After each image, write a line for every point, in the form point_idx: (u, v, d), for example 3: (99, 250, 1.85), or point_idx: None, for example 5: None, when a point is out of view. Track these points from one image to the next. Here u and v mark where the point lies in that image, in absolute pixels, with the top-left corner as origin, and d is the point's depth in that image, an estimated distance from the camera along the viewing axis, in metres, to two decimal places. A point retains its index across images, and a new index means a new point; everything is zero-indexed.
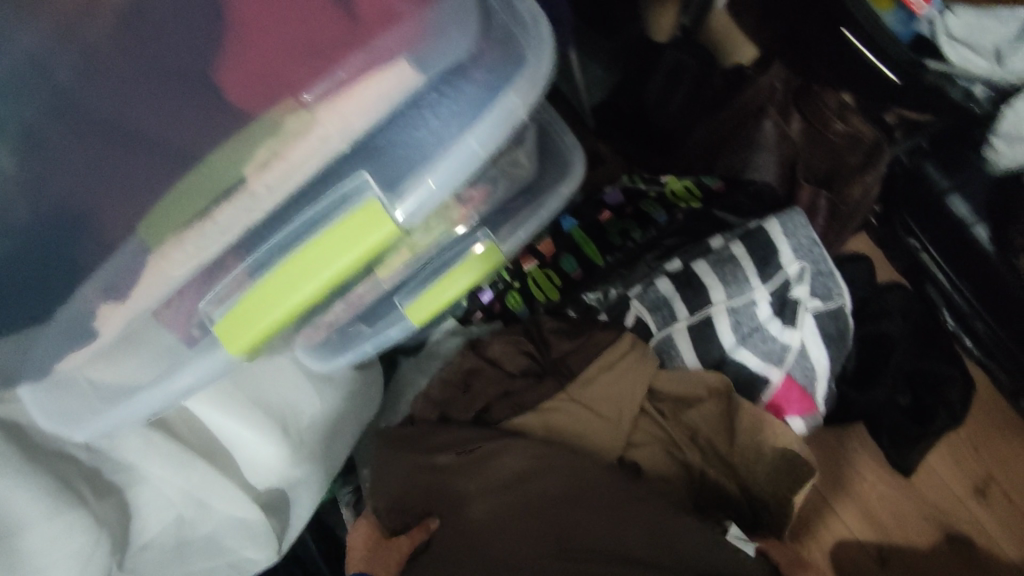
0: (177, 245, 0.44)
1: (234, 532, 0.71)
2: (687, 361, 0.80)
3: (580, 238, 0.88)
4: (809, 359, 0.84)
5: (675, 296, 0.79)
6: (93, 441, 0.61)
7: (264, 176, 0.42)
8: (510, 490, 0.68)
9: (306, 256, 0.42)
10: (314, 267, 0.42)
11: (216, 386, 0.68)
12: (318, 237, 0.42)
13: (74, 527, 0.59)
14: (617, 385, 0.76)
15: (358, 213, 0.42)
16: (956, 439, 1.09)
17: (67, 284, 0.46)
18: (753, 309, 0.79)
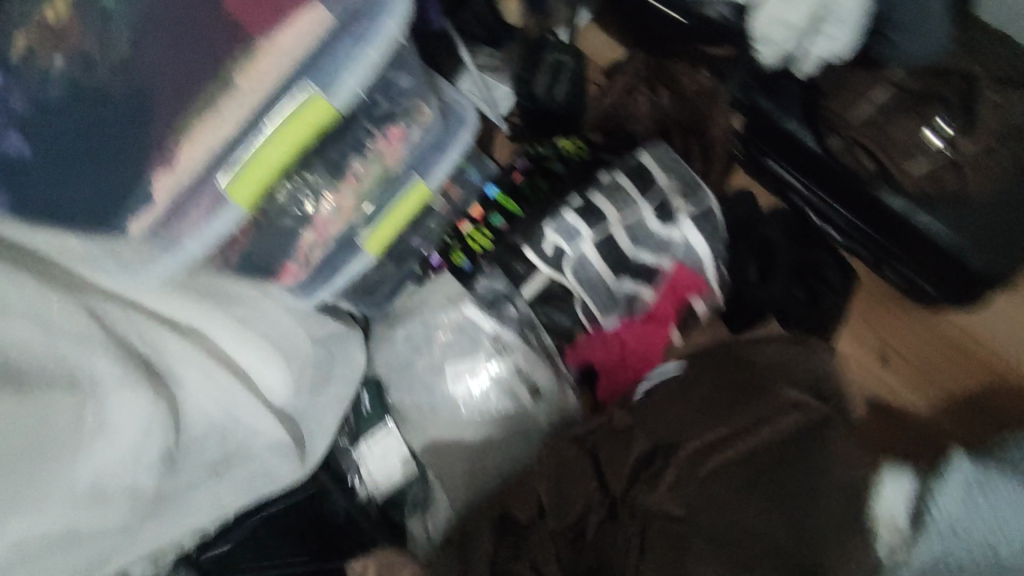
0: (200, 131, 0.62)
1: (263, 445, 0.83)
2: (598, 270, 1.01)
3: (501, 198, 1.08)
4: (695, 249, 1.02)
5: (579, 221, 1.02)
6: (144, 336, 0.72)
7: (251, 77, 0.62)
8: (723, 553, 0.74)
9: (275, 136, 0.63)
10: (280, 142, 0.64)
11: (221, 311, 0.80)
12: (282, 124, 0.63)
13: (143, 397, 0.68)
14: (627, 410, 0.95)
15: (306, 103, 0.64)
16: (853, 321, 1.32)
17: (128, 160, 0.62)
18: (640, 220, 1.02)
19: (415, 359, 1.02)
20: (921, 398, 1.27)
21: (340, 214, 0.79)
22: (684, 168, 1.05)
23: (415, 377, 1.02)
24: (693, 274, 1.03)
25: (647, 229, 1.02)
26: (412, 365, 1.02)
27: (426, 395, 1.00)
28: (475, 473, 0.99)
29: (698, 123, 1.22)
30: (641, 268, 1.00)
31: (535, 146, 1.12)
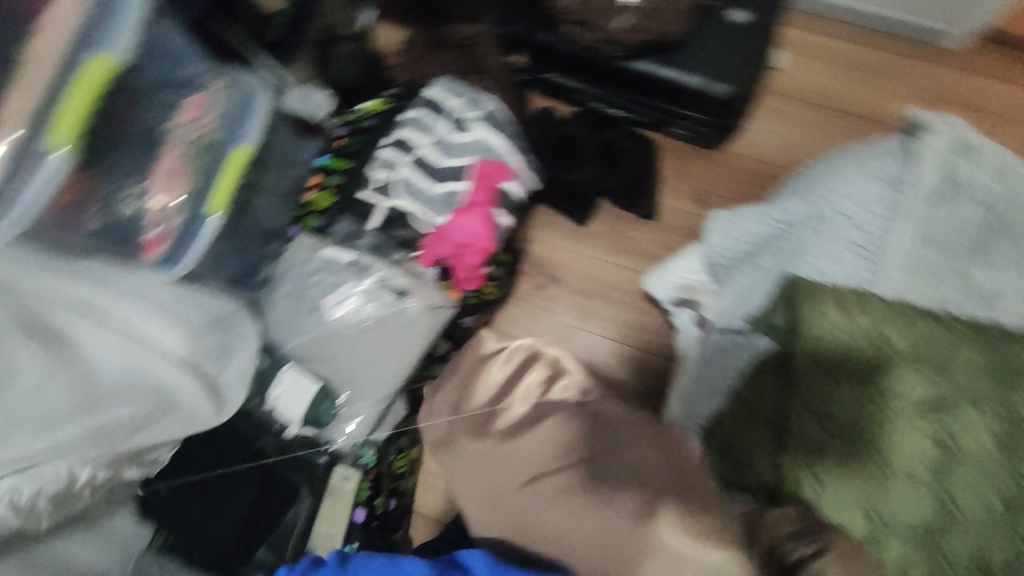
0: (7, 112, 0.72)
1: (178, 394, 0.99)
2: (424, 183, 1.22)
3: (332, 160, 1.28)
4: (493, 145, 1.26)
5: (395, 153, 1.24)
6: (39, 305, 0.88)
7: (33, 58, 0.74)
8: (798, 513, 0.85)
9: (78, 92, 0.76)
10: (86, 96, 0.76)
11: (109, 281, 0.95)
12: (81, 81, 0.76)
13: (40, 358, 0.86)
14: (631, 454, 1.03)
15: (95, 62, 0.76)
16: (669, 180, 1.57)
17: None
18: (443, 137, 1.25)
19: (298, 306, 1.19)
20: None
21: (177, 180, 0.96)
22: (464, 90, 1.30)
23: (302, 321, 1.18)
24: (498, 163, 1.25)
25: (448, 141, 1.25)
26: (297, 311, 1.19)
27: (315, 329, 1.17)
28: (376, 373, 1.14)
29: (478, 62, 1.46)
30: (453, 170, 1.22)
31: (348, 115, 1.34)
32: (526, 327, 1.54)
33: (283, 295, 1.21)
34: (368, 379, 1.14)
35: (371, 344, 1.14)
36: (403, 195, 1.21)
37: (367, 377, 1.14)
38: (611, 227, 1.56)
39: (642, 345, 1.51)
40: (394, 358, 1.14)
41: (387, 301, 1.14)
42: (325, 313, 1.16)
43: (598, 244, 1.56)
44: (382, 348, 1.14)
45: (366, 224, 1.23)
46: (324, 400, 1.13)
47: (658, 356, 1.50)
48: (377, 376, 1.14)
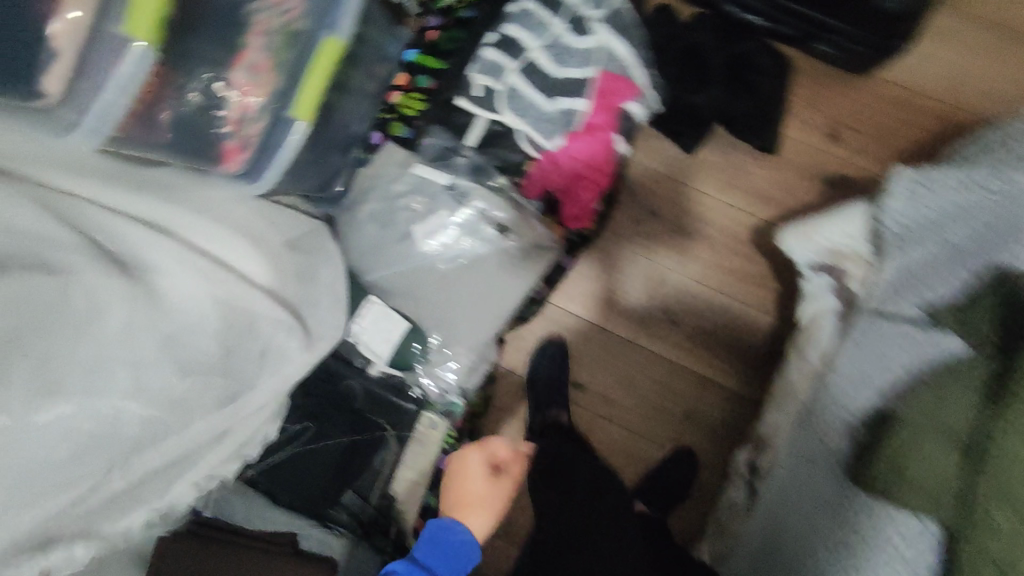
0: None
1: (261, 333, 0.81)
2: (530, 95, 1.02)
3: (422, 58, 1.10)
4: (617, 54, 1.03)
5: (499, 56, 1.03)
6: (103, 233, 0.71)
7: None
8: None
9: None
10: None
11: (171, 201, 0.80)
12: None
13: (112, 289, 0.67)
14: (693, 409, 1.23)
15: None
16: (798, 106, 1.34)
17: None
18: (559, 40, 1.02)
19: (382, 232, 1.05)
20: (874, 162, 1.31)
21: (263, 78, 0.82)
22: None
23: (387, 248, 1.05)
24: (622, 78, 1.03)
25: (564, 44, 1.02)
26: (382, 239, 1.05)
27: (402, 261, 1.04)
28: (470, 319, 1.02)
29: None
30: (568, 85, 1.02)
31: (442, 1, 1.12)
32: (614, 264, 1.40)
33: (366, 217, 1.07)
34: (459, 324, 1.02)
35: (466, 285, 1.02)
36: (507, 110, 1.02)
37: (457, 323, 1.02)
38: (724, 160, 1.37)
39: (742, 296, 1.37)
40: (490, 305, 1.02)
41: (484, 236, 1.01)
42: (415, 244, 1.03)
43: (705, 177, 1.38)
44: (479, 292, 1.02)
45: (462, 140, 1.05)
46: (407, 342, 1.02)
47: (758, 310, 1.37)
48: (470, 322, 1.02)
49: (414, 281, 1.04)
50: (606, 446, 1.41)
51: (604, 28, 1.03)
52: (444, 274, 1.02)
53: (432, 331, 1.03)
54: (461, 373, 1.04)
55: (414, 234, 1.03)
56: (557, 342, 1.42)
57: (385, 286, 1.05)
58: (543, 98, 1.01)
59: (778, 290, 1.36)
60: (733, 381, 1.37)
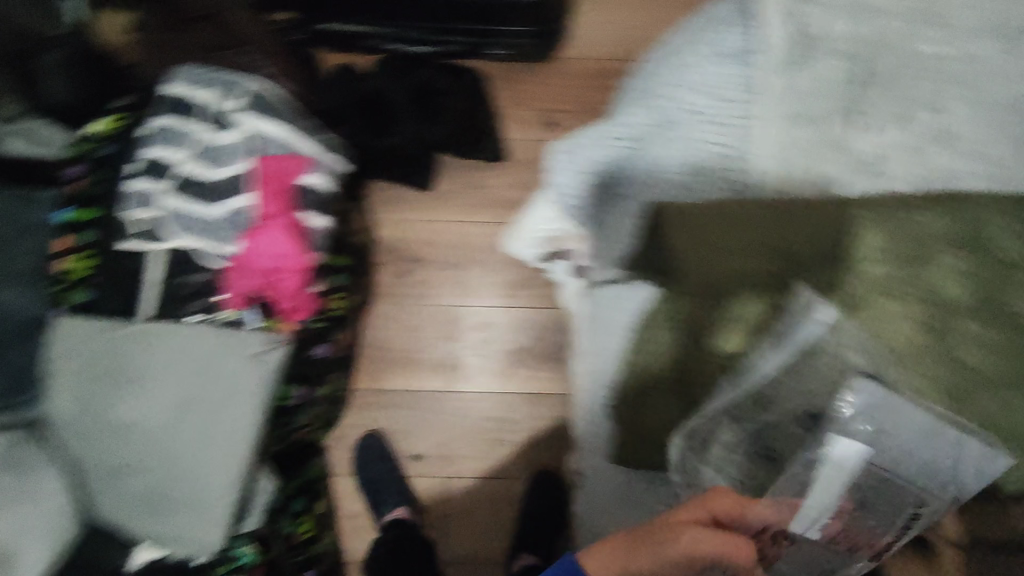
0: None
1: None
2: (193, 208, 0.94)
3: (75, 214, 0.98)
4: (271, 136, 0.96)
5: (149, 183, 0.95)
6: None
7: None
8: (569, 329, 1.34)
9: None
10: None
11: None
12: None
13: None
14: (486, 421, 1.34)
15: None
16: (507, 112, 1.35)
17: None
18: (205, 142, 0.96)
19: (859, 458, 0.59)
20: None
21: None
22: (213, 72, 0.98)
23: (83, 415, 0.92)
24: (287, 157, 0.96)
25: (214, 148, 0.95)
26: (75, 411, 0.92)
27: (103, 424, 0.91)
28: (204, 469, 0.89)
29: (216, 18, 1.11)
30: (230, 183, 0.95)
31: (78, 144, 1.02)
32: (404, 324, 1.35)
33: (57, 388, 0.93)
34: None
35: (815, 554, 0.61)
36: (178, 233, 0.94)
37: (191, 477, 0.89)
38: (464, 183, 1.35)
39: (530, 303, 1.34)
40: (215, 439, 0.89)
41: (188, 368, 0.90)
42: (120, 403, 0.91)
43: (454, 207, 1.35)
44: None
45: (146, 276, 0.95)
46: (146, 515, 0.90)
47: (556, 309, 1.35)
48: (207, 477, 0.89)
49: (125, 444, 0.90)
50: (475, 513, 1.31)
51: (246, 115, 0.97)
52: (163, 426, 0.89)
53: (158, 500, 0.89)
54: (203, 528, 0.89)
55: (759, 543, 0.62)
56: (378, 424, 1.33)
57: (102, 466, 0.91)
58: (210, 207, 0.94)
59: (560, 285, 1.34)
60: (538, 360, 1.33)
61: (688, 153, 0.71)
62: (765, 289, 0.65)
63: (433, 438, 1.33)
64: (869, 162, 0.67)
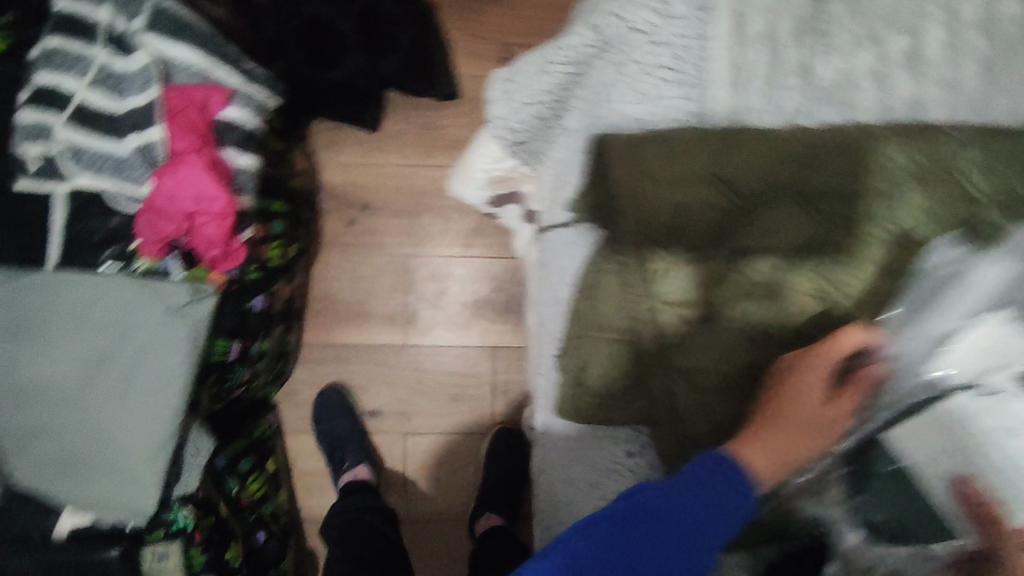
0: None
1: None
2: (93, 143, 0.84)
3: None
4: (183, 62, 0.88)
5: (41, 114, 0.84)
6: None
7: None
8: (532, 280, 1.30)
9: None
10: None
11: None
12: None
13: None
14: (455, 380, 1.29)
15: None
16: (457, 45, 1.27)
17: None
18: (106, 69, 0.86)
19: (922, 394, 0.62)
20: None
21: None
22: None
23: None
24: (199, 87, 0.88)
25: (114, 74, 0.87)
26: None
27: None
28: (126, 427, 0.82)
29: None
30: (136, 115, 0.85)
31: None
32: (355, 274, 1.27)
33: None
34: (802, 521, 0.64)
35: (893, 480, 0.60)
36: (79, 171, 0.84)
37: (114, 436, 0.82)
38: (416, 122, 1.27)
39: (489, 250, 1.29)
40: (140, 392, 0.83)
41: (100, 320, 0.82)
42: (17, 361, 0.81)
43: (405, 146, 1.27)
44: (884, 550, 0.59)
45: (48, 220, 0.85)
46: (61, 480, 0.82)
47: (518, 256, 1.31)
48: (131, 435, 0.82)
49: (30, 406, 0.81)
50: (442, 471, 1.28)
51: (151, 35, 0.87)
52: (72, 382, 0.81)
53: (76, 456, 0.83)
54: (133, 490, 0.83)
55: (983, 450, 0.54)
56: (334, 379, 1.28)
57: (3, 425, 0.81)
58: (122, 147, 0.86)
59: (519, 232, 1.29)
60: (499, 309, 1.29)
61: (640, 84, 0.65)
62: (709, 251, 0.59)
63: (391, 393, 1.28)
64: (831, 90, 0.63)
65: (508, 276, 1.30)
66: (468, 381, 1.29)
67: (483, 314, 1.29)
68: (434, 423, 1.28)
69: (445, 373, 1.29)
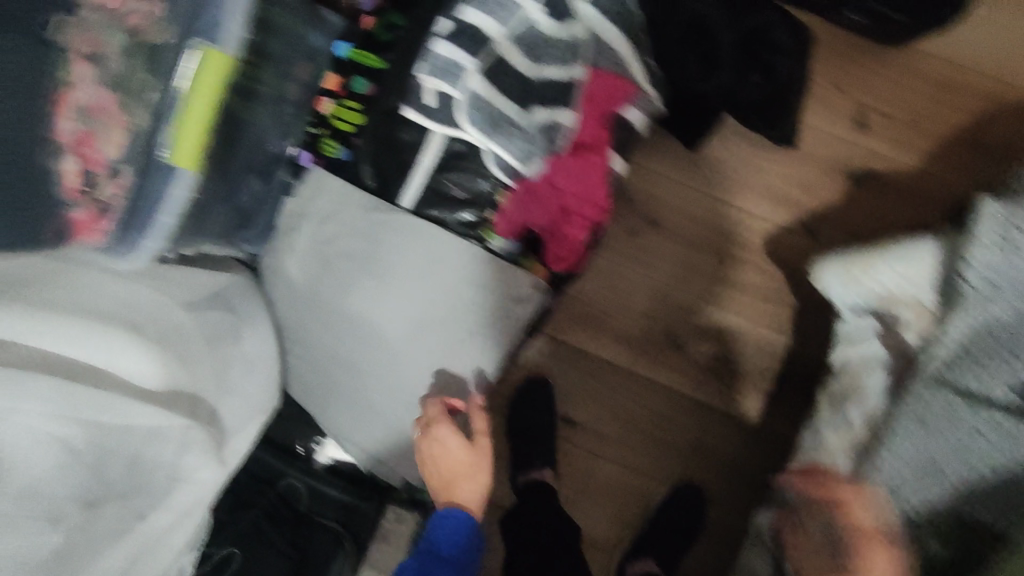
0: None
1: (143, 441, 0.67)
2: (496, 104, 0.78)
3: (356, 55, 0.84)
4: (609, 47, 0.80)
5: (455, 51, 0.78)
6: None
7: None
8: (776, 356, 1.20)
9: None
10: None
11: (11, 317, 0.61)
12: None
13: None
14: (661, 419, 1.23)
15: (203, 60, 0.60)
16: (818, 87, 1.12)
17: None
18: (532, 27, 0.78)
19: None
20: (903, 154, 1.12)
21: (108, 125, 0.58)
22: None
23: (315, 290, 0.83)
24: (616, 78, 0.80)
25: (538, 33, 0.79)
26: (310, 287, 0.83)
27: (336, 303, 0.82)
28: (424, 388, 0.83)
29: None
30: (544, 90, 0.78)
31: None
32: (609, 281, 1.21)
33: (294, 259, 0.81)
34: None
35: None
36: (469, 126, 0.78)
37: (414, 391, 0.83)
38: (734, 155, 1.16)
39: (747, 312, 1.20)
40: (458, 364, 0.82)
41: (444, 283, 0.80)
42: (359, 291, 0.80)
43: (710, 176, 1.17)
44: None
45: (415, 163, 0.81)
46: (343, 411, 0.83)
47: (773, 329, 1.20)
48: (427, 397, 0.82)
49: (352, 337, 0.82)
50: (607, 498, 1.24)
51: (588, 7, 0.79)
52: (403, 333, 0.80)
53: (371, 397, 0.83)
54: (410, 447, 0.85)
55: None
56: (541, 371, 1.24)
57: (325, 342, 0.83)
58: (518, 112, 0.78)
59: (789, 305, 1.19)
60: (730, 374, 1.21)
61: None
62: None
63: (592, 410, 1.23)
64: None
65: (753, 344, 1.21)
66: (670, 423, 1.23)
67: (710, 366, 1.22)
68: (617, 448, 1.24)
69: (650, 407, 1.23)
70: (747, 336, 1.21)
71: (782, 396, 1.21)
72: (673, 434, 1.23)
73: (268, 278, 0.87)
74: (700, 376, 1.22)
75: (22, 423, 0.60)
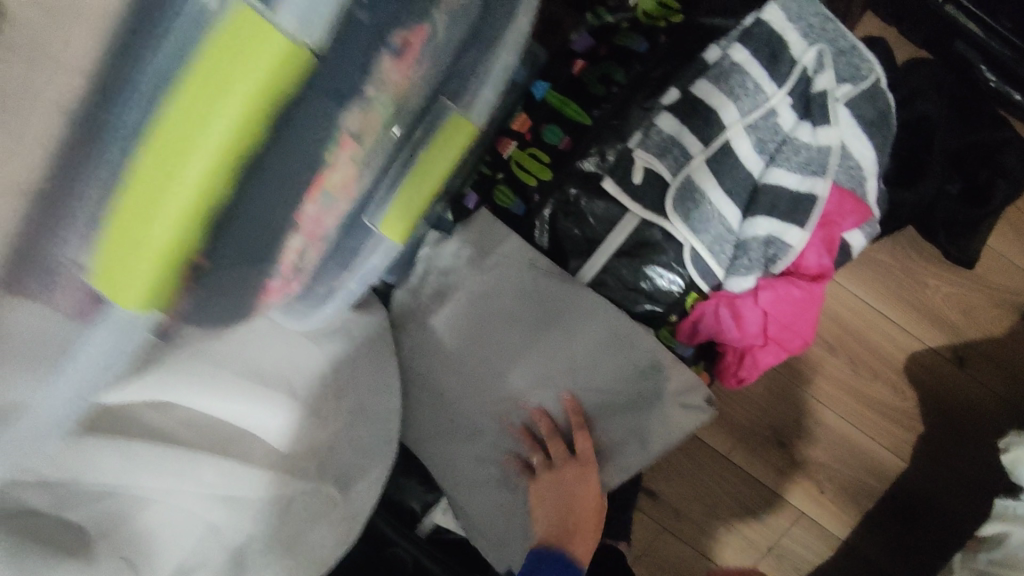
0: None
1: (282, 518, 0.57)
2: (716, 199, 0.69)
3: (559, 102, 0.74)
4: (853, 157, 0.70)
5: (682, 130, 0.69)
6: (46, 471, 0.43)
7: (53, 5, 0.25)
8: (900, 487, 1.04)
9: (175, 114, 0.27)
10: (191, 139, 0.27)
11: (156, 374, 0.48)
12: (193, 64, 0.26)
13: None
14: (760, 529, 1.04)
15: (446, 129, 0.51)
16: (1012, 210, 1.02)
17: None
18: (774, 119, 0.70)
19: None
20: None
21: (341, 197, 0.47)
22: (833, 26, 0.71)
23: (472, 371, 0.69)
24: (852, 198, 0.71)
25: (779, 128, 0.70)
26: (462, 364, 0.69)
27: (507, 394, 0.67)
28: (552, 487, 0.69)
29: None
30: (779, 195, 0.70)
31: (599, 12, 0.76)
32: None
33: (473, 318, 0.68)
34: None
35: None
36: (678, 219, 0.68)
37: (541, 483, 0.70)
38: (902, 261, 1.04)
39: (876, 432, 1.05)
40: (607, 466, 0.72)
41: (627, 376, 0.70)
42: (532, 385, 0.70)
43: (868, 278, 1.05)
44: None
45: (601, 241, 0.72)
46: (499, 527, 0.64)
47: (890, 453, 1.05)
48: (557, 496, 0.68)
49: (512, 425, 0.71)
50: None
51: (845, 112, 0.70)
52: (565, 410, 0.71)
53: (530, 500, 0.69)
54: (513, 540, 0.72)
55: None
56: None
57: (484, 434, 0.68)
58: (737, 216, 0.70)
59: (922, 433, 1.05)
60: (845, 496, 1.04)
61: None
62: None
63: (675, 487, 1.04)
64: None
65: (877, 468, 1.05)
66: (769, 534, 1.04)
67: (825, 482, 1.05)
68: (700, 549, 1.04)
69: (748, 510, 1.04)
70: (873, 458, 1.05)
71: (902, 538, 1.03)
72: (764, 547, 1.04)
73: (404, 332, 0.76)
74: (812, 491, 1.05)
75: (177, 505, 0.51)
